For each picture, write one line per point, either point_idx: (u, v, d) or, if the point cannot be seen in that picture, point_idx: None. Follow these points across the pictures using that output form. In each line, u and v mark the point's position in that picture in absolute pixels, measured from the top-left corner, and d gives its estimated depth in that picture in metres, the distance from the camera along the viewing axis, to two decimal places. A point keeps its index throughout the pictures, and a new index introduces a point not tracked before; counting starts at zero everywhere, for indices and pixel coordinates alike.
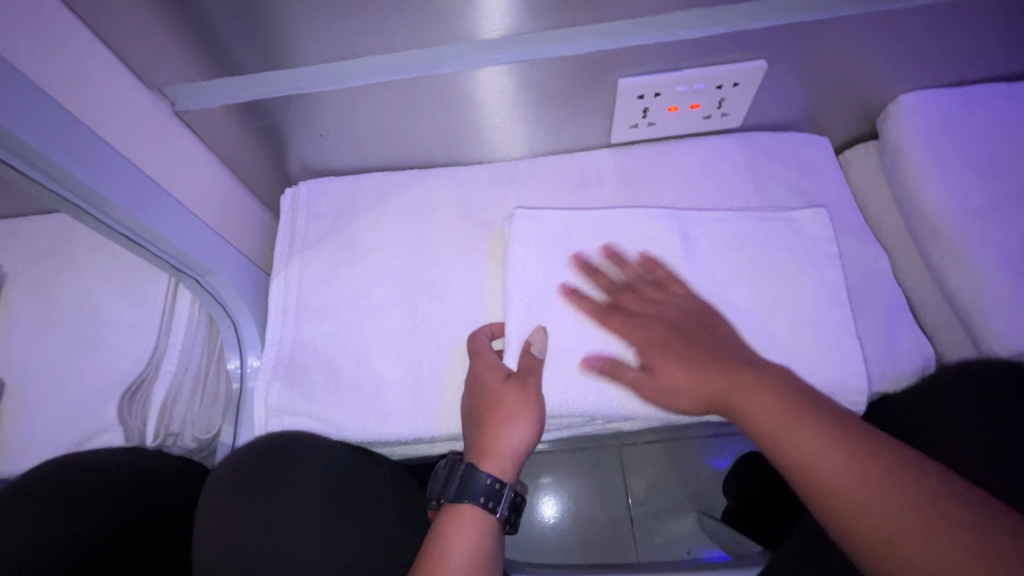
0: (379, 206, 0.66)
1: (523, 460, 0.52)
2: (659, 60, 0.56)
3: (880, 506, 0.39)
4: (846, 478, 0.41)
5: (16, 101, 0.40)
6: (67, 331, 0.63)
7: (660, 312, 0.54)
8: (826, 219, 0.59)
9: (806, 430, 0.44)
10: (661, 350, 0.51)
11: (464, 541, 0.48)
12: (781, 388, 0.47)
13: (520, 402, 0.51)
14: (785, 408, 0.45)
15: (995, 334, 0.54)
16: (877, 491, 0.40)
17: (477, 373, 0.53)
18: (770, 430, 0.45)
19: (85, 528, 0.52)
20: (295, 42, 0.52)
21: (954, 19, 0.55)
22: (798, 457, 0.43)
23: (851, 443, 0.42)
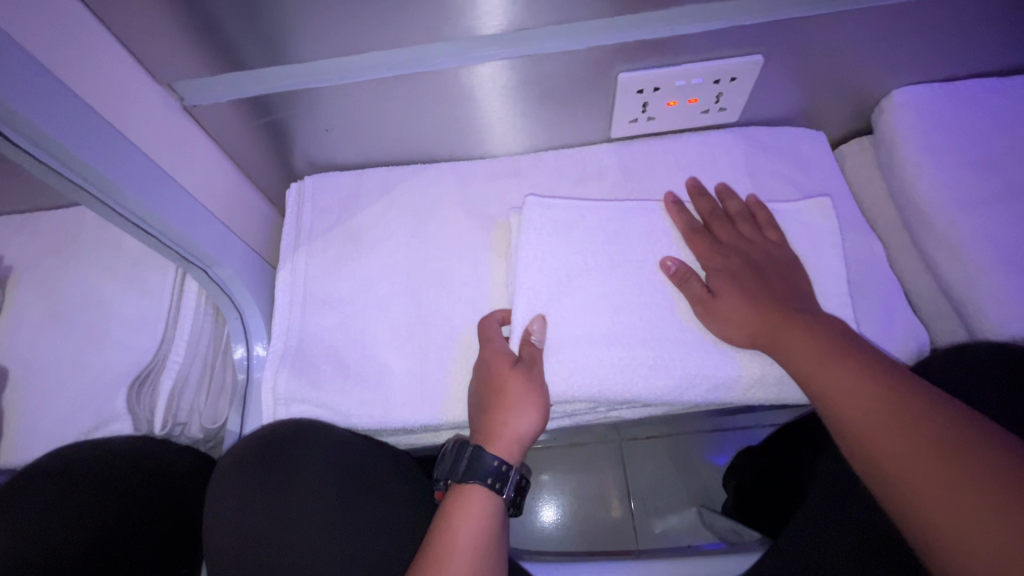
0: (384, 200, 0.67)
1: (528, 445, 0.54)
2: (658, 55, 0.58)
3: (902, 444, 0.41)
4: (873, 412, 0.43)
5: (35, 92, 0.41)
6: (75, 323, 0.63)
7: (745, 249, 0.57)
8: (829, 208, 0.61)
9: (842, 371, 0.45)
10: (733, 279, 0.55)
11: (470, 516, 0.50)
12: (828, 333, 0.48)
13: (526, 389, 0.52)
14: (827, 348, 0.47)
15: (989, 321, 0.55)
16: (901, 434, 0.41)
17: (485, 359, 0.55)
18: (807, 367, 0.47)
19: (93, 516, 0.53)
20: (302, 38, 0.53)
21: (945, 15, 0.57)
22: (830, 391, 0.45)
23: (887, 381, 0.44)
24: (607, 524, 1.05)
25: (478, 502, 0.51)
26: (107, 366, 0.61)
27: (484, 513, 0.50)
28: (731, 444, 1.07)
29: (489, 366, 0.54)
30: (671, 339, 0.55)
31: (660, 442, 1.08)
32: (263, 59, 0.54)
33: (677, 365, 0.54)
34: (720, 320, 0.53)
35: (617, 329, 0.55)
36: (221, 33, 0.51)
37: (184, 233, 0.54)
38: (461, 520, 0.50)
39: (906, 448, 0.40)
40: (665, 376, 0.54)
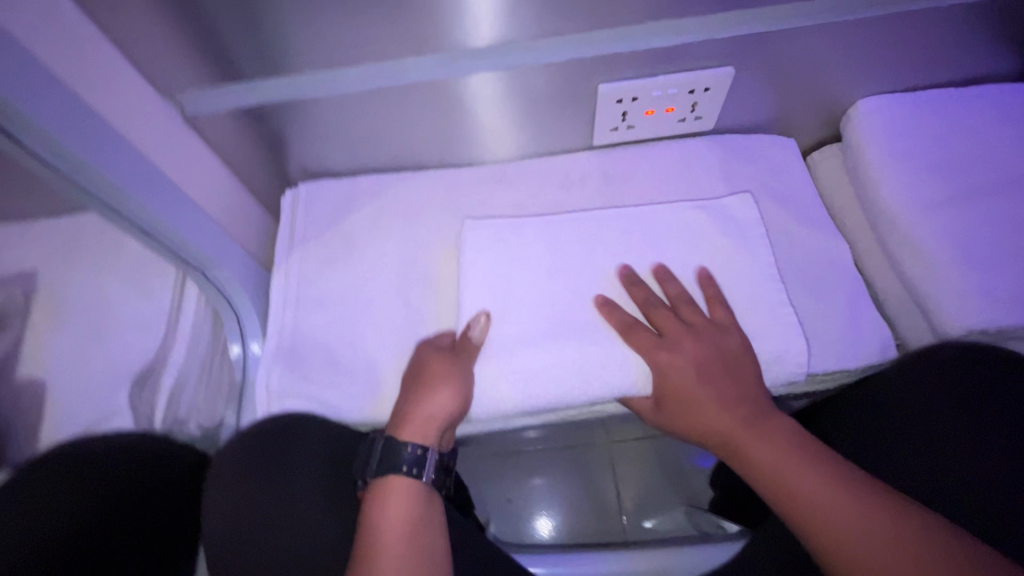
0: (375, 205, 0.70)
1: (446, 428, 0.56)
2: (634, 67, 0.61)
3: (883, 553, 0.44)
4: (841, 522, 0.46)
5: (47, 102, 0.43)
6: (76, 324, 0.65)
7: (695, 339, 0.56)
8: (751, 202, 0.65)
9: (812, 480, 0.48)
10: (687, 384, 0.54)
11: (395, 507, 0.53)
12: (783, 436, 0.52)
13: (444, 374, 0.56)
14: (793, 457, 0.50)
15: (950, 316, 0.58)
16: (883, 544, 0.45)
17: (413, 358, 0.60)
18: (776, 476, 0.50)
19: (93, 511, 0.55)
20: (299, 52, 0.56)
21: (901, 29, 0.61)
22: (799, 503, 0.48)
23: (846, 487, 0.48)
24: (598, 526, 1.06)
25: (403, 500, 0.53)
26: (108, 365, 0.64)
27: (410, 497, 0.53)
28: None
29: (414, 363, 0.59)
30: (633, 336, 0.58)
31: (648, 444, 1.10)
32: (260, 70, 0.57)
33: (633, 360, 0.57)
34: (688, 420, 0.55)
35: (587, 328, 0.59)
36: (221, 45, 0.54)
37: (184, 235, 0.57)
38: (386, 525, 0.52)
39: (887, 556, 0.44)
40: (622, 368, 0.57)
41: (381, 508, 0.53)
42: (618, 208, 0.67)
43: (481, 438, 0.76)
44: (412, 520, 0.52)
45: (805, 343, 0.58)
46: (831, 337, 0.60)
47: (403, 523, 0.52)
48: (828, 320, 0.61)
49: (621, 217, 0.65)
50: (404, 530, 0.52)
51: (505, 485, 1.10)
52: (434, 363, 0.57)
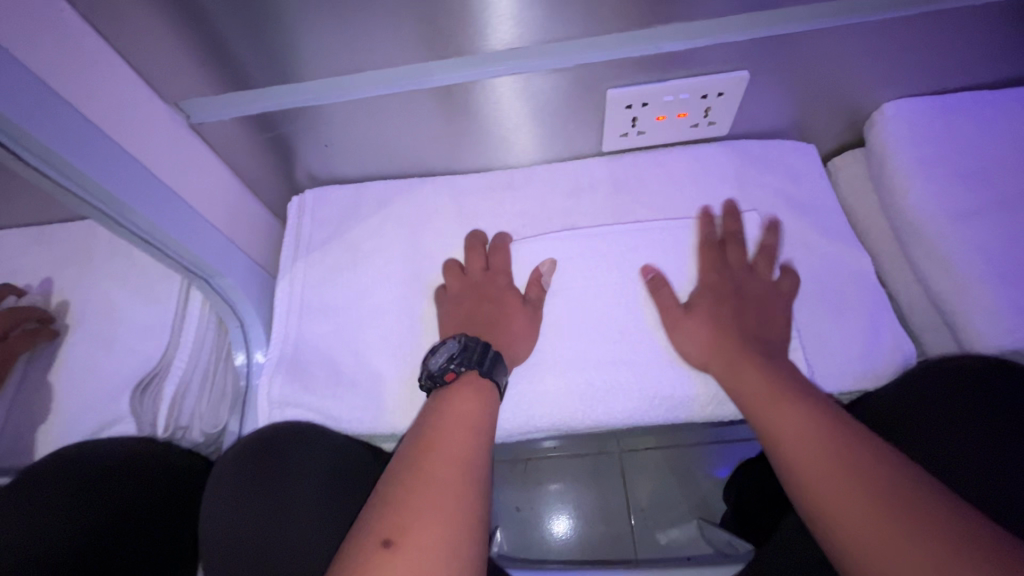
0: (380, 212, 0.69)
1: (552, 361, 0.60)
2: (643, 71, 0.59)
3: (840, 491, 0.44)
4: (815, 455, 0.46)
5: (46, 115, 0.43)
6: (86, 329, 0.67)
7: (743, 279, 0.60)
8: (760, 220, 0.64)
9: (788, 409, 0.49)
10: (714, 308, 0.59)
11: (466, 409, 0.52)
12: (778, 373, 0.52)
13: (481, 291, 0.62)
14: (782, 395, 0.50)
15: (977, 334, 0.55)
16: (843, 485, 0.44)
17: (451, 307, 0.62)
18: (757, 405, 0.51)
19: (94, 517, 0.56)
20: (301, 60, 0.55)
21: (928, 30, 0.58)
22: (778, 435, 0.49)
23: (827, 427, 0.47)
24: (608, 539, 1.04)
25: (471, 399, 0.53)
26: (117, 369, 0.65)
27: (479, 408, 0.52)
28: (733, 457, 1.06)
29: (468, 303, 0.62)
30: (643, 361, 0.58)
31: (660, 454, 1.08)
32: (262, 78, 0.57)
33: (642, 387, 0.57)
34: (680, 336, 0.58)
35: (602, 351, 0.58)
36: (224, 53, 0.54)
37: (186, 244, 0.57)
38: (453, 417, 0.51)
39: (841, 496, 0.43)
40: (629, 397, 0.57)
41: (451, 400, 0.53)
42: (631, 223, 0.65)
43: None
44: (474, 420, 0.51)
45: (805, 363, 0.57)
46: (848, 355, 0.58)
47: (466, 427, 0.51)
48: (847, 338, 0.59)
49: (630, 232, 0.63)
50: (465, 425, 0.51)
51: (513, 493, 1.09)
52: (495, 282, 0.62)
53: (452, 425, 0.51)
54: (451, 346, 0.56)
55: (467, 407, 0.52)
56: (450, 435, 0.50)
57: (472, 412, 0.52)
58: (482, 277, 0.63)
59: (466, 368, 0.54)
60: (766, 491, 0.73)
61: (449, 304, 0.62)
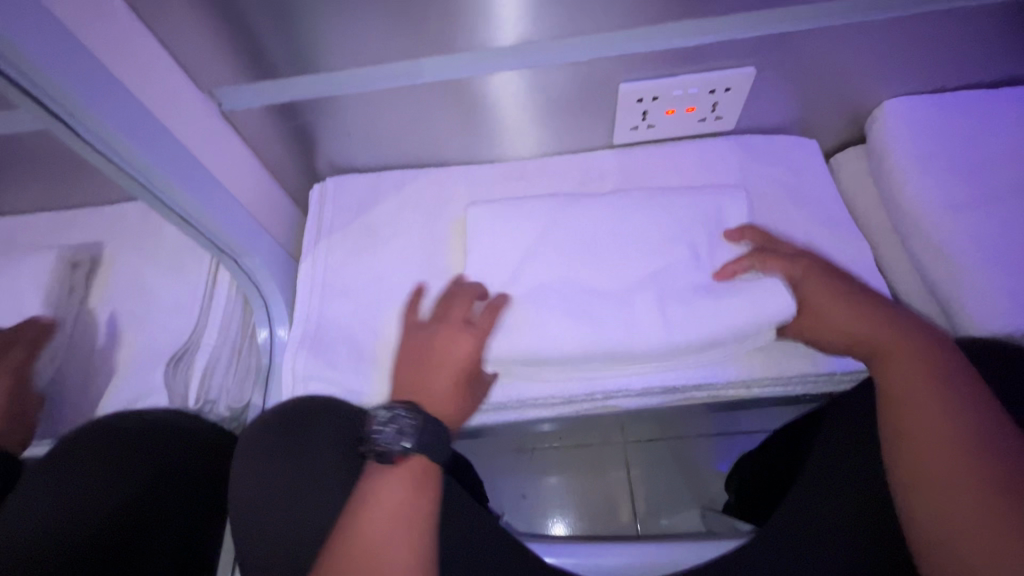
0: (398, 199, 0.72)
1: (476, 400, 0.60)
2: (655, 66, 0.62)
3: (943, 434, 0.48)
4: (943, 442, 0.48)
5: (103, 95, 0.47)
6: (121, 306, 0.70)
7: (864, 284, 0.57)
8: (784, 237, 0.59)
9: (933, 397, 0.50)
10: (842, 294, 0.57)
11: (394, 480, 0.53)
12: (922, 352, 0.52)
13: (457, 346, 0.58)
14: (920, 351, 0.52)
15: (971, 319, 0.58)
16: (944, 428, 0.48)
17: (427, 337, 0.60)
18: (893, 392, 0.51)
19: (124, 486, 0.59)
20: (330, 51, 0.58)
21: (928, 30, 0.60)
22: (901, 424, 0.50)
23: (959, 418, 0.48)
24: (613, 526, 1.06)
25: (404, 485, 0.53)
26: (147, 345, 0.68)
27: (408, 477, 0.53)
28: (734, 449, 1.08)
29: (444, 353, 0.58)
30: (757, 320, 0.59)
31: (664, 445, 1.10)
32: (292, 69, 0.60)
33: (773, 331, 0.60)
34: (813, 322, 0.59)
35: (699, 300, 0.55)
36: (258, 43, 0.56)
37: (220, 224, 0.60)
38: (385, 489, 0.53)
39: (937, 437, 0.48)
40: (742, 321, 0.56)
41: (395, 481, 0.53)
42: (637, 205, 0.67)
43: (496, 431, 0.78)
44: (405, 511, 0.52)
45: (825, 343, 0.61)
46: None
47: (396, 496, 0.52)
48: None
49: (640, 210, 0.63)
50: (396, 512, 0.51)
51: (519, 481, 1.11)
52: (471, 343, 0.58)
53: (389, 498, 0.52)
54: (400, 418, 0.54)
55: (399, 492, 0.53)
56: (378, 525, 0.51)
57: (404, 496, 0.52)
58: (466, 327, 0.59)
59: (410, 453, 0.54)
60: (768, 475, 0.75)
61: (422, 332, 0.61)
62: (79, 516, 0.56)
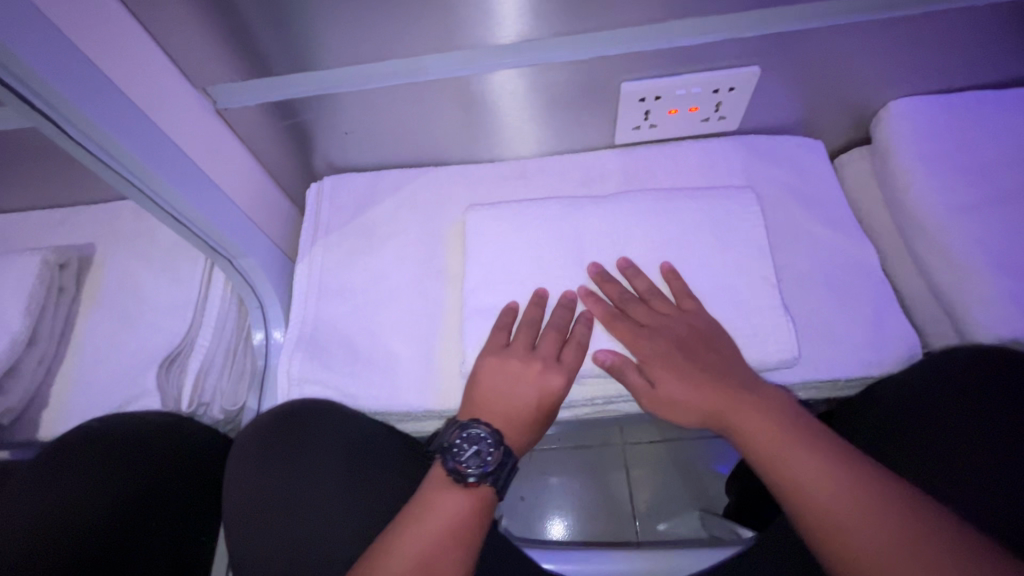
0: (396, 198, 0.71)
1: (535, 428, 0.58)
2: (657, 65, 0.61)
3: (816, 481, 0.48)
4: (838, 504, 0.46)
5: (94, 93, 0.46)
6: (115, 307, 0.70)
7: (667, 325, 0.57)
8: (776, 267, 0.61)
9: (807, 458, 0.49)
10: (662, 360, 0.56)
11: (447, 499, 0.52)
12: (780, 417, 0.52)
13: (533, 377, 0.57)
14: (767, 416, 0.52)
15: (978, 324, 0.57)
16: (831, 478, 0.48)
17: (500, 367, 0.57)
18: (769, 456, 0.51)
19: (114, 488, 0.58)
20: (325, 49, 0.57)
21: (936, 29, 0.59)
22: (796, 485, 0.48)
23: (850, 482, 0.47)
24: (612, 528, 1.05)
25: (463, 505, 0.52)
26: (140, 347, 0.67)
27: (461, 503, 0.52)
28: (734, 451, 1.07)
29: (515, 380, 0.56)
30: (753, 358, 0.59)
31: (663, 447, 1.09)
32: (288, 66, 0.59)
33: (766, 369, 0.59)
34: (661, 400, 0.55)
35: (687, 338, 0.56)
36: (252, 40, 0.55)
37: (214, 224, 0.59)
38: (438, 506, 0.52)
39: (830, 489, 0.47)
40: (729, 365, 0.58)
41: (454, 502, 0.52)
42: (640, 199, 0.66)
43: None
44: (459, 531, 0.51)
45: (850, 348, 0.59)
46: (856, 342, 0.60)
47: (445, 518, 0.51)
48: (849, 329, 0.60)
49: (641, 214, 0.62)
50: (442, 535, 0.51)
51: (517, 483, 1.10)
52: (550, 374, 0.56)
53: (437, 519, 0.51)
54: (479, 440, 0.54)
55: (455, 509, 0.52)
56: (429, 536, 0.50)
57: (460, 517, 0.52)
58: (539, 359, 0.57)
59: (481, 480, 0.53)
60: (767, 481, 0.74)
61: (491, 357, 0.57)
62: (68, 518, 0.55)
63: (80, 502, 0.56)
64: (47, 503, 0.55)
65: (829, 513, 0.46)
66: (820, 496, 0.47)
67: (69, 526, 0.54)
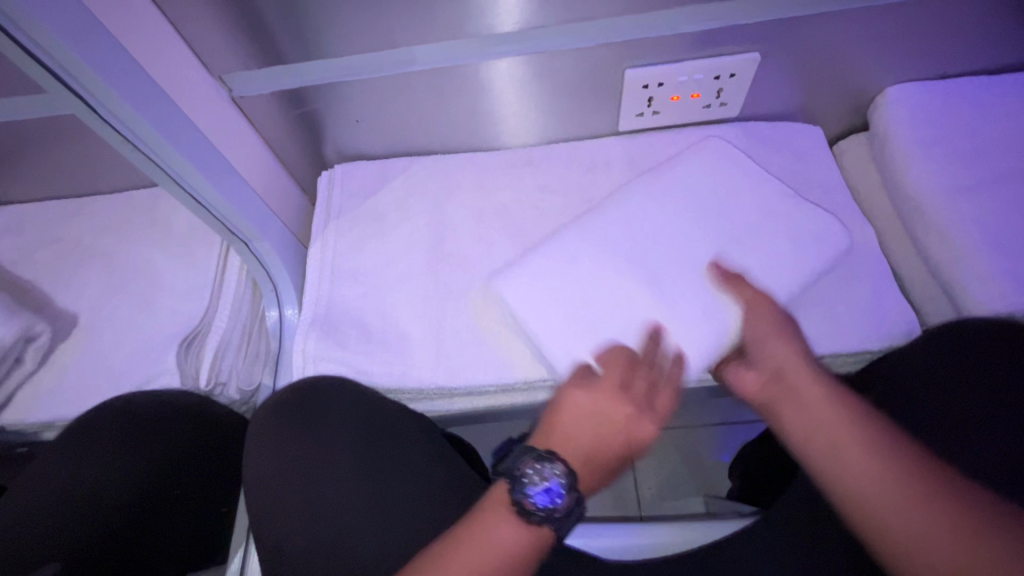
0: (406, 184, 0.73)
1: (602, 473, 0.52)
2: (661, 51, 0.63)
3: (871, 499, 0.43)
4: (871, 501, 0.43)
5: (123, 76, 0.48)
6: (132, 290, 0.71)
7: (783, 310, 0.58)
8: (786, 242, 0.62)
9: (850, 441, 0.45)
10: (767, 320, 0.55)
11: (505, 528, 0.46)
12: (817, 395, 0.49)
13: (617, 402, 0.53)
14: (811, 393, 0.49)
15: (974, 300, 0.58)
16: (881, 478, 0.43)
17: (588, 400, 0.53)
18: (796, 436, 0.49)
19: (135, 466, 0.60)
20: (339, 37, 0.59)
21: (933, 14, 0.61)
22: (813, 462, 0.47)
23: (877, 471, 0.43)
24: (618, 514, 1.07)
25: (520, 536, 0.46)
26: (158, 329, 0.69)
27: (517, 536, 0.46)
28: (737, 439, 1.08)
29: (597, 416, 0.52)
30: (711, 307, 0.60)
31: (667, 434, 1.11)
32: (302, 53, 0.60)
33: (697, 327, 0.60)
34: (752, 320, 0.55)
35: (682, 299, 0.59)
36: (267, 28, 0.57)
37: (231, 206, 0.61)
38: (494, 539, 0.45)
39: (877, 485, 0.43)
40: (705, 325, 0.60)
41: (518, 546, 0.45)
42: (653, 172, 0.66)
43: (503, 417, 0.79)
44: (506, 574, 0.44)
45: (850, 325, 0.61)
46: (854, 320, 0.61)
47: (499, 553, 0.45)
48: (849, 307, 0.62)
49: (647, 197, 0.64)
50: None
51: None
52: (609, 406, 0.53)
53: (482, 558, 0.44)
54: (544, 469, 0.49)
55: (511, 539, 0.45)
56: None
57: (515, 551, 0.45)
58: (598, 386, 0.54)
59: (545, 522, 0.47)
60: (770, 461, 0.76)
61: (580, 392, 0.54)
62: (95, 495, 0.57)
63: (106, 478, 0.58)
64: (74, 480, 0.57)
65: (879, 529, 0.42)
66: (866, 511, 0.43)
67: (95, 501, 0.56)
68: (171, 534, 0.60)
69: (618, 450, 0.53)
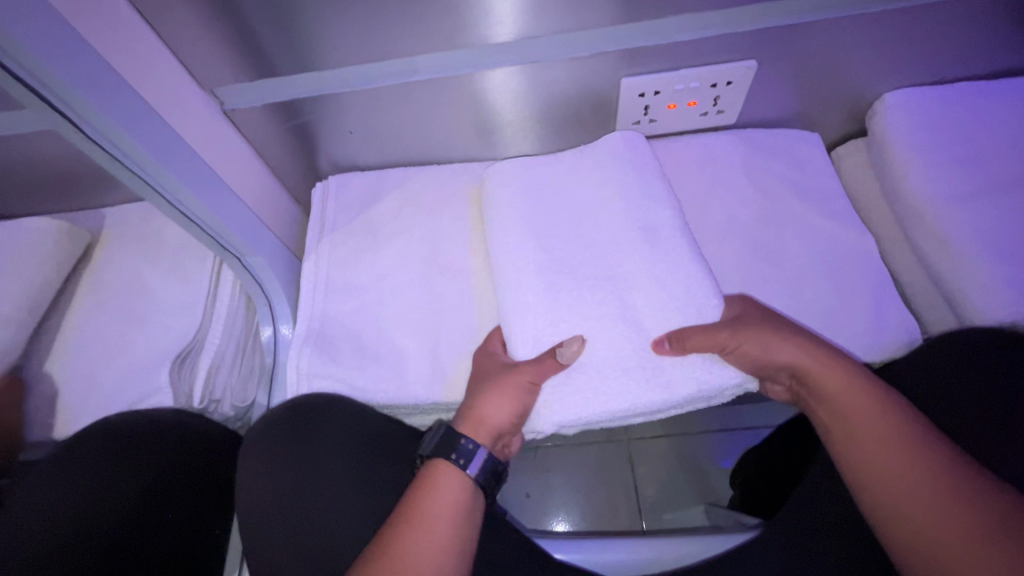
0: (400, 195, 0.72)
1: (502, 434, 0.56)
2: (656, 61, 0.62)
3: (886, 468, 0.49)
4: (886, 469, 0.49)
5: (110, 93, 0.47)
6: (124, 305, 0.71)
7: (785, 324, 0.55)
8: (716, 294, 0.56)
9: (870, 419, 0.50)
10: (771, 335, 0.53)
11: (450, 479, 0.55)
12: (855, 380, 0.52)
13: (518, 394, 0.54)
14: (845, 384, 0.52)
15: (976, 308, 0.58)
16: (894, 450, 0.49)
17: (482, 378, 0.56)
18: (825, 412, 0.53)
19: (125, 488, 0.58)
20: (331, 50, 0.58)
21: (929, 21, 0.60)
22: (843, 438, 0.52)
23: (897, 447, 0.49)
24: (618, 522, 1.06)
25: (460, 485, 0.55)
26: (149, 345, 0.68)
27: (460, 488, 0.54)
28: (738, 445, 1.08)
29: (487, 398, 0.55)
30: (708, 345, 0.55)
31: (667, 441, 1.10)
32: (294, 66, 0.60)
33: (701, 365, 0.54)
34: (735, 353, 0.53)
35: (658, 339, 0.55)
36: (258, 41, 0.56)
37: (222, 221, 0.60)
38: (439, 488, 0.54)
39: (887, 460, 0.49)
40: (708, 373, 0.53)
41: (428, 491, 0.54)
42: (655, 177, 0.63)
43: None
44: (456, 512, 0.53)
45: (857, 334, 0.60)
46: (856, 328, 0.61)
47: (450, 504, 0.53)
48: (852, 315, 0.61)
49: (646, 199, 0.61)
50: (444, 525, 0.52)
51: (522, 480, 1.11)
52: (504, 402, 0.54)
53: (438, 510, 0.53)
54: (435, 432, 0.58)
55: (454, 490, 0.54)
56: (434, 519, 0.52)
57: (459, 498, 0.54)
58: (509, 373, 0.54)
59: (433, 458, 0.56)
60: (768, 470, 0.75)
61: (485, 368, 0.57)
62: (86, 517, 0.55)
63: (96, 500, 0.56)
64: (63, 503, 0.56)
65: (885, 492, 0.48)
66: (881, 480, 0.49)
67: (86, 524, 0.55)
68: (164, 556, 0.58)
69: (512, 424, 0.56)
